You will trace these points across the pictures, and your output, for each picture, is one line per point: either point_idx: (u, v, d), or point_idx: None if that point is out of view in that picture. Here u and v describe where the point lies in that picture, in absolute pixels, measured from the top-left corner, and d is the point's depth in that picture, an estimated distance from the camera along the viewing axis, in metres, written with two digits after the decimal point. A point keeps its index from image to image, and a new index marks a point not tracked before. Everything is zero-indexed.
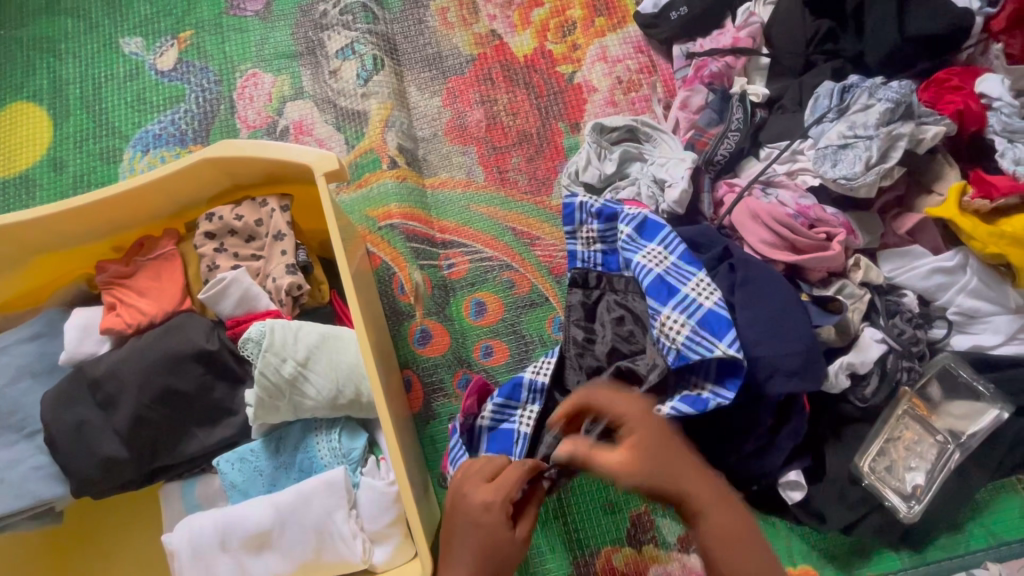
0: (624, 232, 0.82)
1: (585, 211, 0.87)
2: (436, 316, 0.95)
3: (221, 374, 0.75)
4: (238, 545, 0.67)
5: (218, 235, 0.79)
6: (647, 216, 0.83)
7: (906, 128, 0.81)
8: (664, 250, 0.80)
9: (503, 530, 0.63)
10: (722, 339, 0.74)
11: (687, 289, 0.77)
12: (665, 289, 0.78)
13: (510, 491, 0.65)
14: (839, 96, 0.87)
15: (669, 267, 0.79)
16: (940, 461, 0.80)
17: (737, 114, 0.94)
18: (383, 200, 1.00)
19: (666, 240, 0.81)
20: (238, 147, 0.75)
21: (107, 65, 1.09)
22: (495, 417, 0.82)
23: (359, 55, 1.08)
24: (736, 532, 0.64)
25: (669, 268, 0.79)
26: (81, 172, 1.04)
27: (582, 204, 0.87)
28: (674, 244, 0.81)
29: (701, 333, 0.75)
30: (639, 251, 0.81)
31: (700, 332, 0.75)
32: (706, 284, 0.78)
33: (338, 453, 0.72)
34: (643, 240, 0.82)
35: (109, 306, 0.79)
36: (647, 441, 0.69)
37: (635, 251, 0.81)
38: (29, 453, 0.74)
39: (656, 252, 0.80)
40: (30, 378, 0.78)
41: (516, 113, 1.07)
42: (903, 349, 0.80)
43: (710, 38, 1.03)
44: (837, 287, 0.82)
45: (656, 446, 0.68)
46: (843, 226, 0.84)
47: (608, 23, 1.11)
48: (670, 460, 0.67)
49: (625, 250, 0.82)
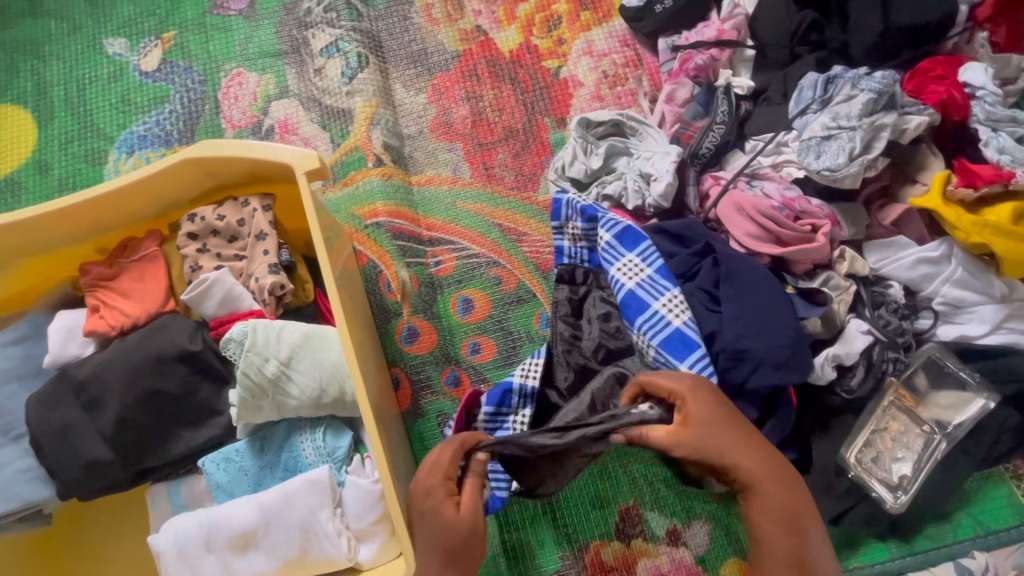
0: (603, 239, 0.84)
1: (570, 210, 0.88)
2: (423, 314, 0.95)
3: (206, 374, 0.75)
4: (223, 545, 0.67)
5: (201, 235, 0.79)
6: (628, 224, 0.83)
7: (888, 119, 0.80)
8: (641, 263, 0.82)
9: (447, 508, 0.64)
10: (685, 360, 0.77)
11: (658, 307, 0.80)
12: (635, 305, 0.81)
13: (449, 469, 0.65)
14: (822, 87, 0.86)
15: (643, 281, 0.81)
16: (926, 452, 0.80)
17: (722, 106, 0.93)
18: (369, 198, 1.00)
19: (645, 252, 0.82)
20: (218, 147, 0.75)
21: (91, 67, 1.09)
22: (488, 426, 0.80)
23: (344, 53, 1.08)
24: (794, 515, 0.64)
25: (643, 282, 0.81)
26: (67, 174, 1.03)
27: (570, 200, 0.88)
28: (652, 258, 0.82)
29: (664, 353, 0.78)
30: (616, 261, 0.83)
31: (664, 352, 0.78)
32: (678, 301, 0.80)
33: (323, 452, 0.72)
34: (620, 250, 0.83)
35: (94, 308, 0.79)
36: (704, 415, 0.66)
37: (612, 262, 0.83)
38: (15, 455, 0.74)
39: (633, 263, 0.82)
40: (15, 381, 0.78)
41: (502, 109, 1.06)
42: (888, 340, 0.80)
43: (695, 31, 1.02)
44: (823, 279, 0.83)
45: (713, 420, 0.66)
46: (828, 218, 0.83)
47: (594, 17, 1.11)
48: (726, 437, 0.66)
49: (603, 259, 0.84)
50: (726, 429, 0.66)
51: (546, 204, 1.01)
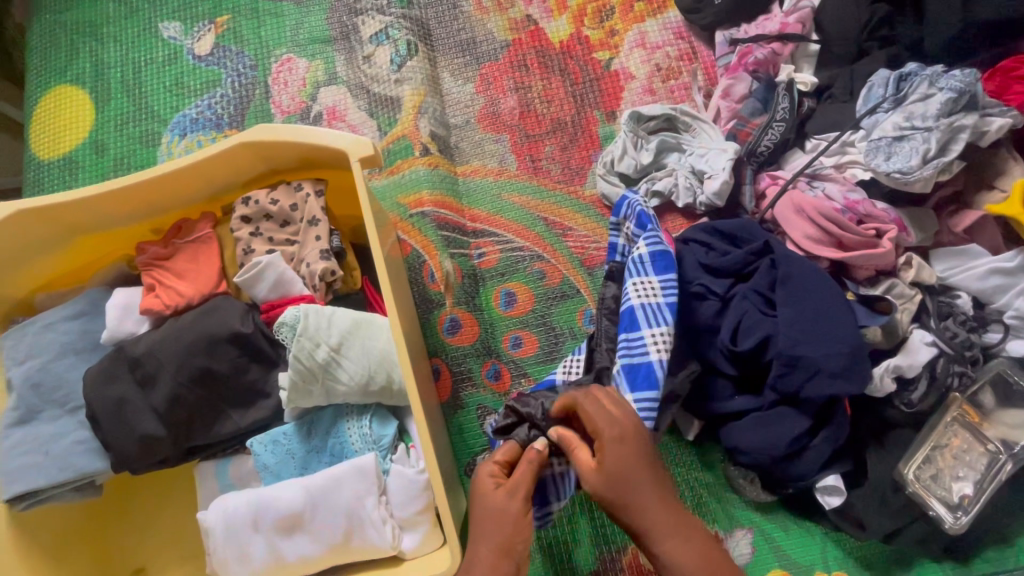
0: (638, 249, 0.80)
1: (631, 210, 0.85)
2: (465, 305, 0.94)
3: (255, 357, 0.75)
4: (270, 526, 0.68)
5: (254, 219, 0.79)
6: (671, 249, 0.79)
7: (969, 120, 0.76)
8: (658, 288, 0.78)
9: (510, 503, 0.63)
10: (635, 392, 0.73)
11: (644, 336, 0.75)
12: (629, 321, 0.77)
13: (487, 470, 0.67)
14: (895, 85, 0.83)
15: (651, 305, 0.77)
16: (991, 472, 0.76)
17: (782, 103, 0.91)
18: (416, 187, 0.99)
19: (668, 280, 0.78)
20: (274, 131, 0.75)
21: (146, 50, 1.11)
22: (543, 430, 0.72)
23: (393, 41, 1.07)
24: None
25: (650, 305, 0.77)
26: (122, 154, 1.05)
27: (632, 201, 0.85)
28: (670, 289, 0.78)
29: (622, 375, 0.75)
30: (636, 275, 0.79)
31: (623, 374, 0.75)
32: (666, 340, 0.74)
33: (369, 439, 0.72)
34: (647, 264, 0.79)
35: (149, 287, 0.80)
36: (618, 466, 0.60)
37: (634, 274, 0.79)
38: (73, 427, 0.77)
39: (648, 281, 0.78)
40: (73, 355, 0.80)
41: (550, 100, 1.04)
42: (955, 354, 0.76)
43: (755, 24, 0.99)
44: (886, 286, 0.79)
45: (634, 470, 0.60)
46: (894, 223, 0.81)
47: (648, 8, 1.08)
48: (638, 496, 0.59)
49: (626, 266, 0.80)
50: (645, 483, 0.60)
51: (593, 199, 0.99)
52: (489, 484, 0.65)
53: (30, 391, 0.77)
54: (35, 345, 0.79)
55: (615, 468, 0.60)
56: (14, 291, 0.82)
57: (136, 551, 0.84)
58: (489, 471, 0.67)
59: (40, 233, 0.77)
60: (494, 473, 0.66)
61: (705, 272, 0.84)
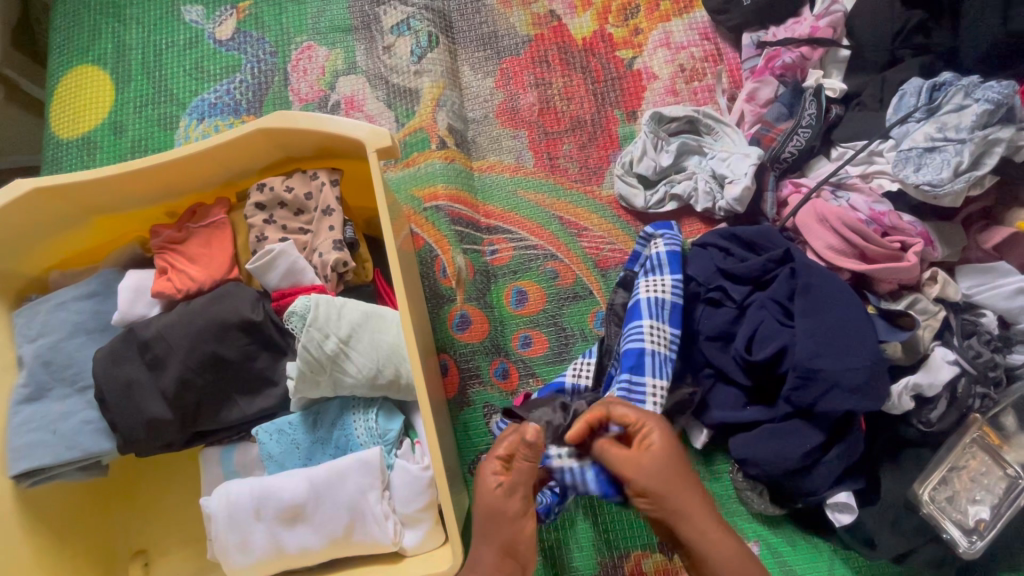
0: (661, 292, 0.81)
1: (667, 238, 0.86)
2: (476, 301, 0.93)
3: (265, 345, 0.75)
4: (273, 515, 0.68)
5: (269, 206, 0.79)
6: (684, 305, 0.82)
7: (1004, 134, 0.74)
8: (669, 336, 0.79)
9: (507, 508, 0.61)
10: None
11: (646, 384, 0.76)
12: (635, 362, 0.77)
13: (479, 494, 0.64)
14: (928, 94, 0.81)
15: (658, 353, 0.78)
16: (1010, 496, 0.73)
17: (809, 109, 0.88)
18: (430, 180, 0.98)
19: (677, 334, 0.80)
20: (291, 118, 0.74)
21: (168, 33, 1.11)
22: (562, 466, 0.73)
23: (414, 32, 1.06)
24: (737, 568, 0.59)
25: (657, 354, 0.78)
26: (140, 136, 1.05)
27: (669, 233, 0.87)
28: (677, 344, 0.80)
29: None
30: (652, 318, 0.79)
31: None
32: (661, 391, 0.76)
33: (374, 433, 0.72)
34: (664, 311, 0.80)
35: (162, 270, 0.80)
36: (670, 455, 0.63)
37: (652, 316, 0.79)
38: (81, 406, 0.77)
39: (661, 328, 0.79)
40: (84, 335, 0.80)
41: (571, 97, 1.03)
42: (977, 374, 0.74)
43: (784, 28, 0.97)
44: (908, 302, 0.78)
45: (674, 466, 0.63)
46: (921, 237, 0.79)
47: (674, 7, 1.06)
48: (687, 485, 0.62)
49: (645, 306, 0.80)
50: (689, 474, 0.63)
51: (610, 199, 0.98)
52: (487, 484, 0.62)
53: (41, 369, 0.78)
54: (48, 323, 0.79)
55: (666, 456, 0.63)
56: (29, 269, 0.83)
57: (139, 532, 0.84)
58: (490, 470, 0.62)
59: (55, 211, 0.77)
60: (496, 471, 0.62)
61: (722, 277, 0.83)
